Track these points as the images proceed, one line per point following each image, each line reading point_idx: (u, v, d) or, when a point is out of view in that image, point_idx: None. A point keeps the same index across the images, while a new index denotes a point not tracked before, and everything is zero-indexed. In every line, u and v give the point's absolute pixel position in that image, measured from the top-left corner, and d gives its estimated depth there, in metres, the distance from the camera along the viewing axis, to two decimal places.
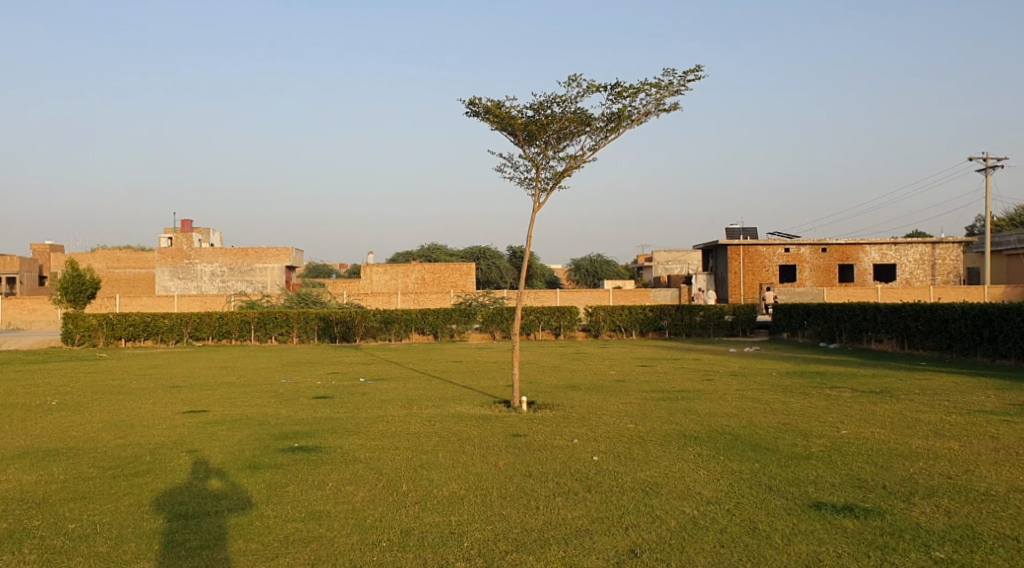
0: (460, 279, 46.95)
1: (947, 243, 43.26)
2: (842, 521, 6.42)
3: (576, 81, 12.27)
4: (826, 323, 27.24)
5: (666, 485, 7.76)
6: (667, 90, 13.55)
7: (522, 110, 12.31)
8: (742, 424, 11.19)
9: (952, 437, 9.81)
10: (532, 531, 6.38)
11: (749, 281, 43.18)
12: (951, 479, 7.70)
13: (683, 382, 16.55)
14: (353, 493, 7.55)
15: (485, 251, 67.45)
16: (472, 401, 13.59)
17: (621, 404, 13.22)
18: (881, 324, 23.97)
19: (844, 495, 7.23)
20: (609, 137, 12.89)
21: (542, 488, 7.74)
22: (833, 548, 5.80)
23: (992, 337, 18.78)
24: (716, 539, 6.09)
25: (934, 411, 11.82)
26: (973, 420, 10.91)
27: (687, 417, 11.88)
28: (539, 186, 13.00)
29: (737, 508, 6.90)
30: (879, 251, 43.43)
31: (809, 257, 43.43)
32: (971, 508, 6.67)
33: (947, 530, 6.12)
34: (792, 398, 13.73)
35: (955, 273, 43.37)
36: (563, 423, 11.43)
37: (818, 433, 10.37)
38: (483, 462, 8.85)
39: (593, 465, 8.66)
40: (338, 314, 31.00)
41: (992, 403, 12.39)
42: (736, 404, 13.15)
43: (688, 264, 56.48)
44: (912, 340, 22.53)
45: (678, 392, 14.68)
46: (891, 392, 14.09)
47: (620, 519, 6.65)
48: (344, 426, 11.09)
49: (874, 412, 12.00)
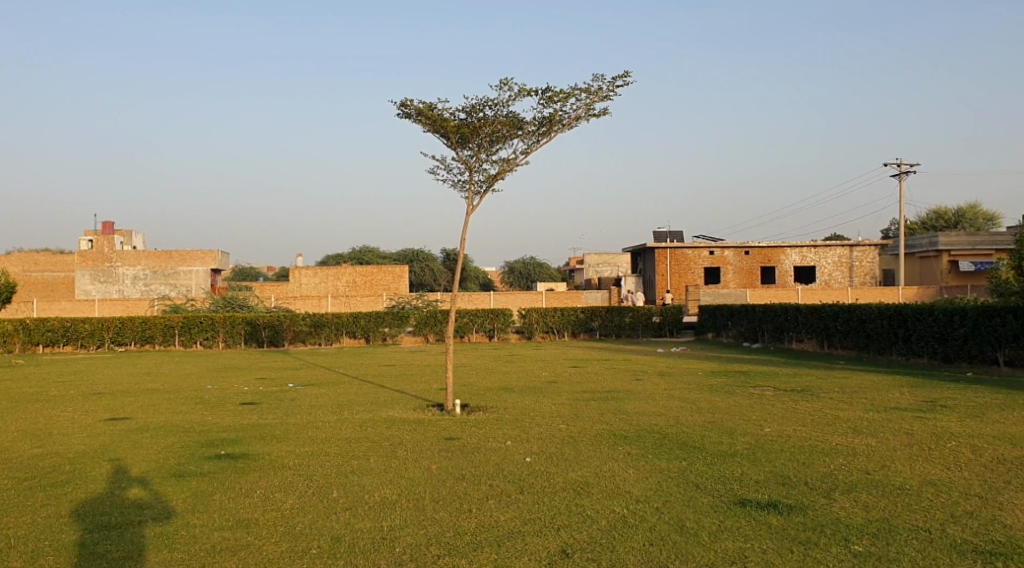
0: (391, 283, 46.48)
1: (863, 246, 45.01)
2: (767, 517, 6.64)
3: (509, 85, 12.39)
4: (749, 323, 28.11)
5: (596, 485, 7.87)
6: (597, 95, 13.82)
7: (454, 112, 12.33)
8: (670, 423, 11.46)
9: (868, 433, 10.23)
10: (464, 533, 6.41)
11: (675, 282, 44.26)
12: (869, 474, 8.06)
13: (612, 382, 16.85)
14: (281, 501, 7.40)
15: (417, 254, 67.31)
16: (405, 405, 13.49)
17: (553, 406, 13.37)
18: (801, 324, 24.84)
19: (768, 492, 7.48)
20: (541, 140, 13.02)
21: (476, 490, 7.76)
22: (758, 543, 5.99)
23: (906, 336, 19.68)
24: (645, 538, 6.22)
25: (853, 409, 12.26)
26: (889, 417, 11.40)
27: (618, 417, 12.08)
28: (472, 189, 13.03)
29: (665, 506, 7.07)
30: (800, 254, 44.98)
31: (734, 259, 44.64)
32: (887, 502, 7.00)
33: (865, 524, 6.40)
34: (718, 397, 14.09)
35: (871, 275, 45.14)
36: (495, 425, 11.48)
37: (742, 431, 10.71)
38: (414, 466, 8.82)
39: (525, 466, 8.75)
40: (266, 318, 30.26)
41: (906, 400, 12.99)
42: (664, 403, 13.46)
43: (617, 267, 57.48)
44: (831, 339, 23.41)
45: (608, 393, 14.91)
46: (811, 391, 14.62)
47: (552, 519, 6.73)
48: (273, 432, 10.86)
49: (794, 409, 12.44)
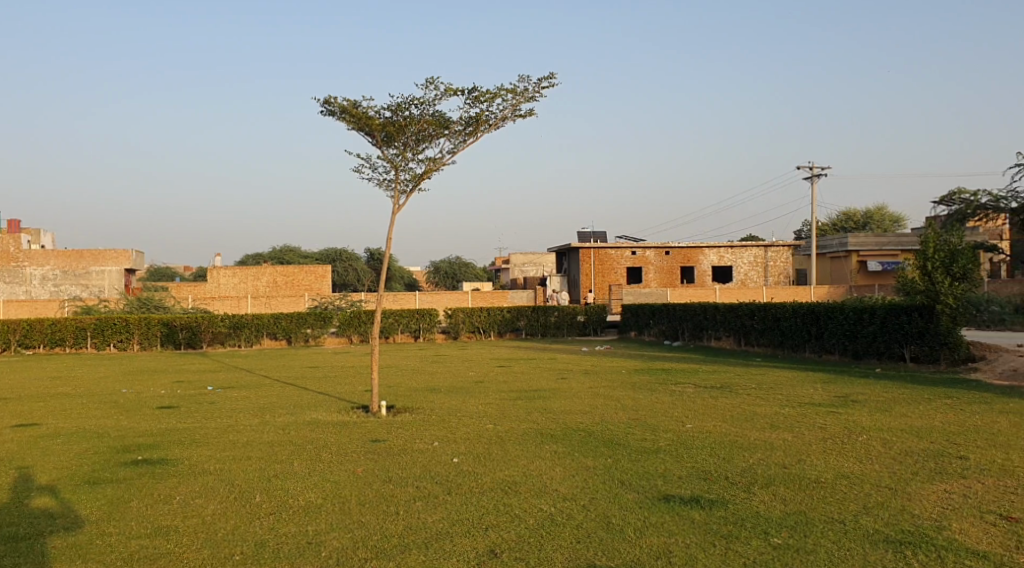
0: (314, 283, 45.61)
1: (778, 246, 46.58)
2: (689, 512, 6.82)
3: (434, 83, 12.33)
4: (670, 322, 28.76)
5: (523, 484, 7.91)
6: (523, 96, 13.89)
7: (379, 110, 12.19)
8: (595, 421, 11.62)
9: (785, 429, 10.60)
10: (391, 536, 6.35)
11: (598, 281, 44.95)
12: (786, 468, 8.36)
13: (538, 381, 16.97)
14: (202, 506, 7.17)
15: (340, 253, 66.28)
16: (329, 408, 13.25)
17: (479, 405, 13.36)
18: (720, 322, 25.56)
19: (691, 487, 7.66)
20: (467, 140, 13.00)
21: (403, 492, 7.70)
22: (682, 538, 6.13)
23: (819, 334, 20.49)
24: (572, 535, 6.29)
25: (770, 405, 12.66)
26: (804, 413, 11.85)
27: (544, 416, 12.18)
28: (398, 188, 12.91)
29: (591, 504, 7.16)
30: (717, 254, 46.28)
31: (655, 259, 45.59)
32: (803, 495, 7.27)
33: (784, 517, 6.64)
34: (641, 394, 14.36)
35: (785, 274, 46.73)
36: (422, 426, 11.41)
37: (664, 427, 10.95)
38: (339, 469, 8.68)
39: (453, 467, 8.71)
40: (184, 319, 29.26)
41: (820, 396, 13.53)
42: (589, 401, 13.62)
43: (542, 267, 57.94)
44: (747, 337, 24.15)
45: (535, 392, 15.01)
46: (729, 387, 15.07)
47: (480, 519, 6.74)
48: (192, 437, 10.50)
49: (715, 406, 12.78)
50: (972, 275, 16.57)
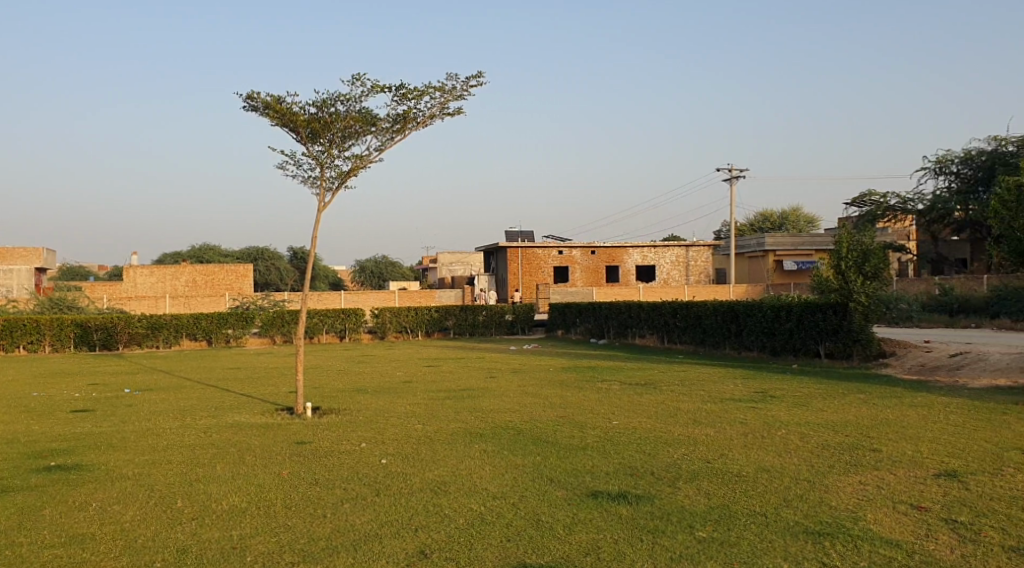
0: (236, 283, 44.38)
1: (699, 246, 47.73)
2: (617, 508, 6.92)
3: (361, 80, 12.16)
4: (596, 320, 29.15)
5: (453, 484, 7.89)
6: (451, 94, 13.84)
7: (304, 106, 11.95)
8: (524, 419, 11.68)
9: (707, 424, 10.88)
10: (319, 538, 6.23)
11: (525, 281, 45.21)
12: (709, 462, 8.59)
13: (467, 380, 16.95)
14: (120, 513, 6.88)
15: (263, 252, 64.73)
16: (253, 410, 12.92)
17: (407, 406, 13.25)
18: (644, 320, 26.03)
19: (618, 483, 7.78)
20: (395, 138, 12.87)
21: (330, 494, 7.56)
22: (610, 534, 6.22)
23: (738, 331, 21.10)
24: (502, 534, 6.30)
25: (694, 401, 12.97)
26: (725, 408, 12.19)
27: (472, 415, 12.17)
28: (324, 186, 12.68)
29: (520, 502, 7.19)
30: (641, 254, 47.15)
31: (581, 259, 46.14)
32: (726, 488, 7.48)
33: (708, 511, 6.81)
34: (569, 392, 14.50)
35: (706, 273, 47.91)
36: (349, 427, 11.24)
37: (592, 424, 11.09)
38: (264, 472, 8.47)
39: (381, 468, 8.61)
40: (98, 320, 28.06)
41: (740, 391, 13.94)
42: (517, 400, 13.67)
43: (469, 266, 57.90)
44: (670, 335, 24.68)
45: (463, 392, 14.99)
46: (654, 384, 15.35)
47: (410, 520, 6.68)
48: (107, 441, 10.07)
49: (640, 403, 13.01)
50: (882, 273, 17.35)
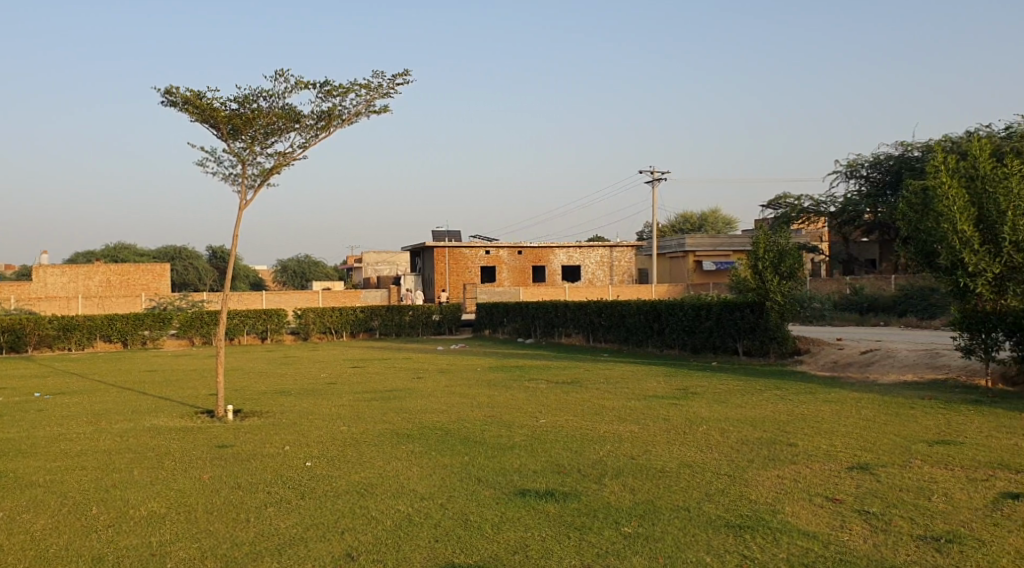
0: (153, 282, 42.84)
1: (622, 247, 48.52)
2: (544, 505, 6.99)
3: (284, 76, 11.91)
4: (523, 320, 29.31)
5: (380, 485, 7.83)
6: (377, 92, 13.70)
7: (225, 102, 11.63)
8: (451, 419, 11.67)
9: (632, 421, 11.10)
10: (242, 544, 6.09)
11: (452, 281, 45.14)
12: (633, 458, 8.76)
13: (393, 381, 16.81)
14: (30, 522, 6.57)
15: (181, 251, 62.69)
16: (172, 413, 12.50)
17: (333, 407, 13.06)
18: (570, 319, 26.32)
19: (545, 481, 7.86)
20: (319, 135, 12.66)
21: (253, 498, 7.40)
22: (538, 532, 6.28)
23: (661, 330, 21.56)
24: (429, 535, 6.28)
25: (619, 399, 13.19)
26: (649, 405, 12.45)
27: (399, 416, 12.08)
28: (246, 183, 12.38)
29: (448, 502, 7.18)
30: (567, 254, 47.65)
31: (507, 259, 46.32)
32: (650, 484, 7.65)
33: (633, 506, 6.95)
34: (496, 391, 14.54)
35: (629, 273, 48.74)
36: (273, 430, 11.00)
37: (519, 423, 11.16)
38: (184, 477, 8.21)
39: (306, 471, 8.46)
40: (4, 321, 26.66)
41: (663, 389, 14.27)
42: (444, 400, 13.64)
43: (395, 265, 57.43)
44: (595, 334, 25.03)
45: (389, 392, 14.87)
46: (580, 382, 15.55)
47: (336, 523, 6.59)
48: (15, 447, 9.58)
49: (567, 401, 13.16)
50: (797, 273, 18.00)
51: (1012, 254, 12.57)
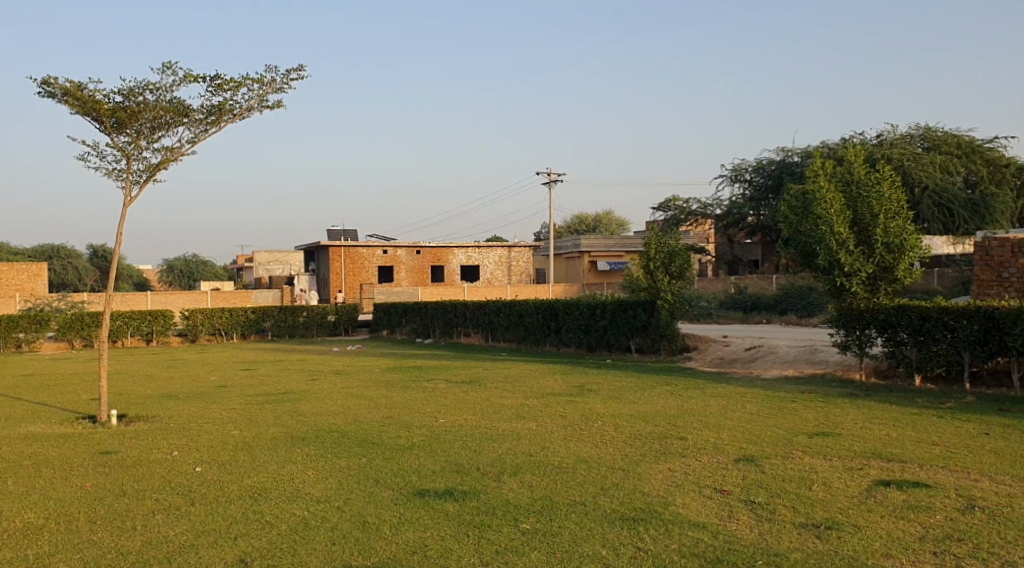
0: (26, 282, 40.17)
1: (520, 247, 49.01)
2: (444, 505, 7.05)
3: (173, 68, 11.47)
4: (421, 320, 29.20)
5: (275, 489, 7.68)
6: (270, 86, 13.39)
7: (108, 94, 11.10)
8: (349, 421, 11.54)
9: (530, 419, 11.29)
10: (128, 553, 5.86)
11: (348, 281, 44.45)
12: (531, 456, 8.94)
13: (288, 383, 16.43)
14: None
15: (57, 249, 59.08)
16: (49, 419, 11.80)
17: (225, 411, 12.66)
18: (469, 319, 26.43)
19: (443, 481, 7.90)
20: (209, 130, 12.26)
21: (139, 506, 7.11)
22: (436, 532, 6.33)
23: (558, 329, 21.96)
24: (326, 538, 6.23)
25: (516, 397, 13.38)
26: (546, 402, 12.69)
27: (295, 418, 11.84)
28: (130, 179, 11.84)
29: (346, 504, 7.13)
30: (465, 254, 47.73)
31: (405, 259, 46.00)
32: (548, 481, 7.83)
33: (530, 502, 7.11)
34: (394, 392, 14.46)
35: (527, 273, 49.28)
36: (160, 435, 10.57)
37: (418, 423, 11.15)
38: (64, 486, 7.79)
39: (197, 477, 8.20)
40: None
41: (560, 386, 14.57)
42: (341, 402, 13.46)
43: (289, 265, 56.02)
44: (494, 333, 25.23)
45: (284, 395, 14.53)
46: (479, 381, 15.66)
47: (229, 529, 6.44)
48: None
49: (465, 400, 13.25)
50: (686, 273, 18.75)
51: (883, 256, 13.73)
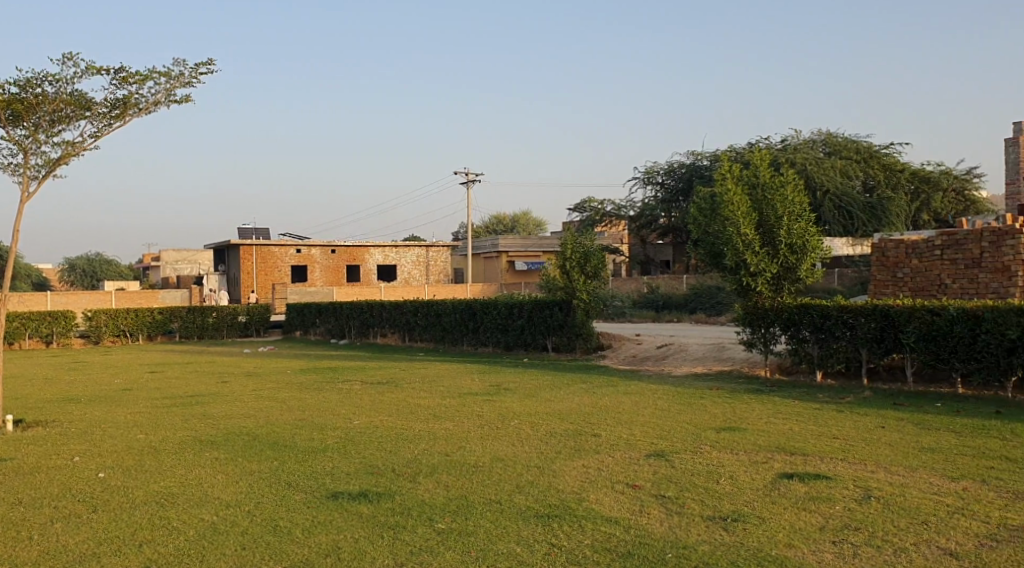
0: None
1: (438, 247, 48.78)
2: (358, 506, 6.97)
3: (74, 59, 10.95)
4: (336, 320, 28.73)
5: (183, 494, 7.43)
6: (179, 81, 12.95)
7: (3, 85, 10.50)
8: (261, 423, 11.26)
9: (447, 419, 11.27)
10: (22, 565, 5.56)
11: (261, 281, 43.37)
12: (448, 455, 8.93)
13: (197, 385, 15.91)
14: None
15: None
16: None
17: (129, 415, 12.16)
18: (385, 319, 26.17)
19: (357, 483, 7.81)
20: (113, 124, 11.76)
21: (35, 515, 6.75)
22: (351, 534, 6.25)
23: (476, 328, 22.00)
24: (237, 543, 6.07)
25: (433, 397, 13.33)
26: (463, 402, 12.69)
27: (204, 422, 11.48)
28: (27, 174, 11.23)
29: (257, 508, 6.96)
30: (382, 254, 47.18)
31: (319, 258, 45.17)
32: (464, 480, 7.84)
33: (446, 502, 7.10)
34: (308, 394, 14.19)
35: (445, 273, 49.09)
36: (59, 441, 10.07)
37: (332, 425, 10.98)
38: None
39: (98, 483, 7.84)
40: None
41: (476, 385, 14.59)
42: (253, 404, 13.11)
43: (198, 264, 54.22)
44: (411, 333, 25.06)
45: (193, 397, 14.06)
46: (395, 382, 15.53)
47: (133, 536, 6.19)
48: None
49: (381, 401, 13.12)
50: (601, 273, 19.11)
51: (787, 256, 14.34)
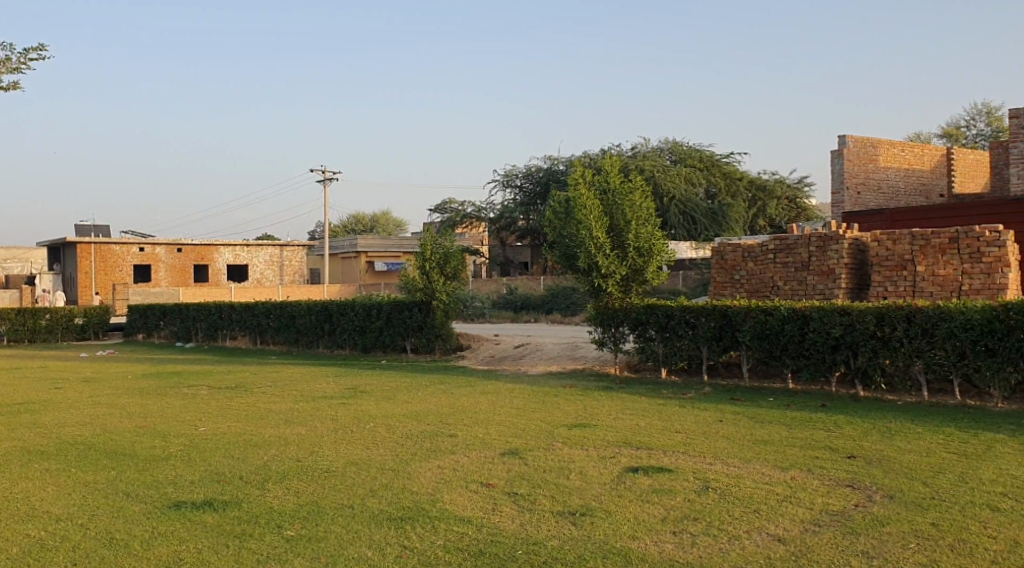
0: None
1: (294, 246, 47.32)
2: (203, 516, 6.66)
3: None
4: (182, 322, 27.28)
5: (4, 510, 6.81)
6: (4, 64, 11.89)
7: None
8: (97, 432, 10.52)
9: (299, 423, 10.96)
10: None
11: (100, 280, 40.57)
12: (299, 460, 8.69)
13: (23, 392, 14.66)
14: None
15: None
16: None
17: None
18: (236, 321, 25.11)
19: (202, 491, 7.45)
20: None
21: None
22: (194, 544, 5.97)
23: (332, 330, 21.52)
24: (66, 559, 5.64)
25: (286, 401, 12.93)
26: (317, 406, 12.38)
27: (30, 431, 10.58)
28: None
29: (90, 521, 6.51)
30: (233, 254, 45.20)
31: (163, 257, 42.74)
32: (315, 485, 7.66)
33: (296, 508, 6.92)
34: (149, 400, 13.39)
35: (301, 273, 47.69)
36: None
37: (175, 432, 10.42)
38: None
39: None
40: None
41: (332, 388, 14.28)
42: (88, 412, 12.24)
43: (28, 262, 49.95)
44: (263, 336, 24.17)
45: (18, 405, 12.94)
46: (245, 386, 14.94)
47: None
48: None
49: (230, 406, 12.58)
50: (459, 274, 19.23)
51: (635, 259, 14.99)
